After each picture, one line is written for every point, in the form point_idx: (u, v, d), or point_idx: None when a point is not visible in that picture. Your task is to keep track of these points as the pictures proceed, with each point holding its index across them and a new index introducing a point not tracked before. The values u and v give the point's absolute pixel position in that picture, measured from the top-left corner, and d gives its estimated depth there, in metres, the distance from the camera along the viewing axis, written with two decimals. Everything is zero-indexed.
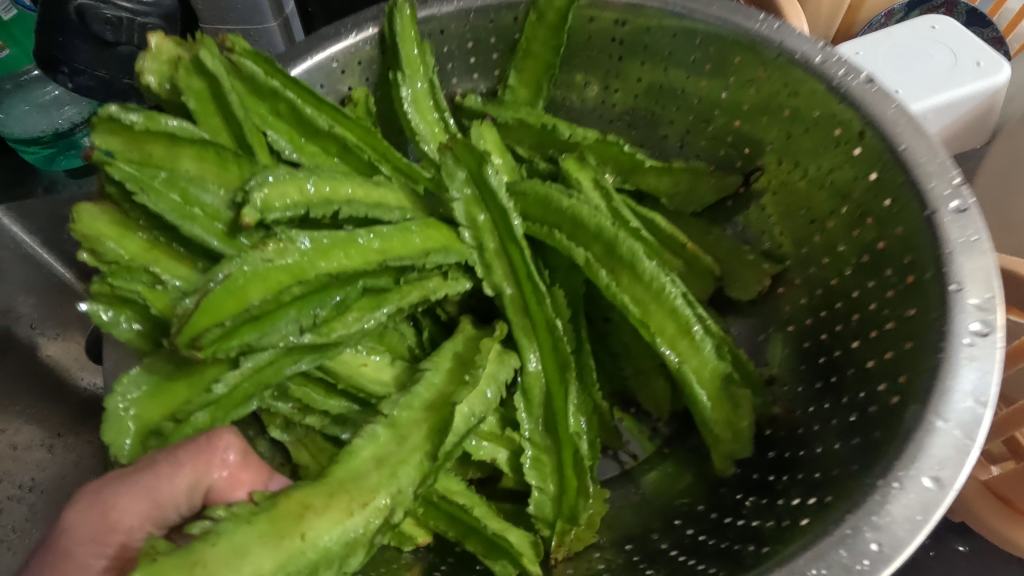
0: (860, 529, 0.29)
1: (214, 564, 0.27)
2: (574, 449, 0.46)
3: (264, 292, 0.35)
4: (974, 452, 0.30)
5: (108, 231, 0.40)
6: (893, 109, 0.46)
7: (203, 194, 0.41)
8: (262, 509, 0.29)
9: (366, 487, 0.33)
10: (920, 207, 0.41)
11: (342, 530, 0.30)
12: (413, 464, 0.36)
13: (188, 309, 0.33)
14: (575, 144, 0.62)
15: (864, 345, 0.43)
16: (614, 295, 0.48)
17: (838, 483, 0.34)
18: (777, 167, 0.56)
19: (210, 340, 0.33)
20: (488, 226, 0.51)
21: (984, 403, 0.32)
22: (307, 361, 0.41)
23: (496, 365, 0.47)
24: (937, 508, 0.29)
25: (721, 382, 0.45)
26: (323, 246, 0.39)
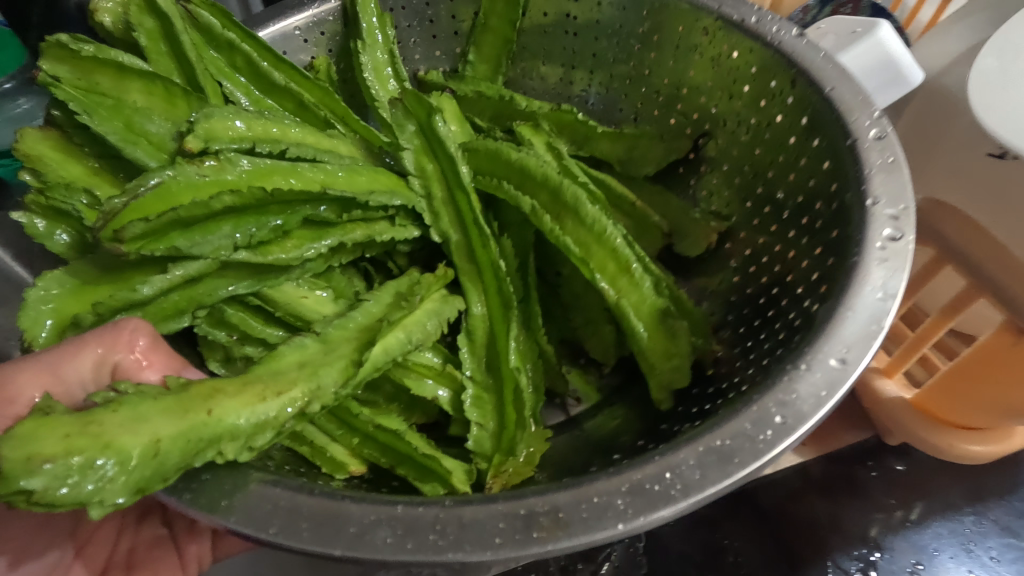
0: (766, 405, 0.29)
1: (111, 424, 0.26)
2: (514, 384, 0.45)
3: (194, 198, 0.36)
4: (880, 337, 0.31)
5: (50, 153, 0.41)
6: (820, 58, 0.48)
7: (148, 123, 0.42)
8: (171, 392, 0.29)
9: (283, 380, 0.33)
10: (844, 138, 0.43)
11: (253, 414, 0.30)
12: (337, 369, 0.35)
13: (114, 207, 0.34)
14: (530, 114, 0.64)
15: (797, 275, 0.44)
16: (559, 239, 0.49)
17: (758, 382, 0.34)
18: (723, 129, 0.58)
19: (135, 235, 0.34)
20: (436, 175, 0.52)
21: (891, 296, 0.33)
22: (243, 284, 0.41)
23: (437, 303, 0.47)
24: (842, 385, 0.30)
25: (659, 316, 0.46)
26: (262, 168, 0.40)
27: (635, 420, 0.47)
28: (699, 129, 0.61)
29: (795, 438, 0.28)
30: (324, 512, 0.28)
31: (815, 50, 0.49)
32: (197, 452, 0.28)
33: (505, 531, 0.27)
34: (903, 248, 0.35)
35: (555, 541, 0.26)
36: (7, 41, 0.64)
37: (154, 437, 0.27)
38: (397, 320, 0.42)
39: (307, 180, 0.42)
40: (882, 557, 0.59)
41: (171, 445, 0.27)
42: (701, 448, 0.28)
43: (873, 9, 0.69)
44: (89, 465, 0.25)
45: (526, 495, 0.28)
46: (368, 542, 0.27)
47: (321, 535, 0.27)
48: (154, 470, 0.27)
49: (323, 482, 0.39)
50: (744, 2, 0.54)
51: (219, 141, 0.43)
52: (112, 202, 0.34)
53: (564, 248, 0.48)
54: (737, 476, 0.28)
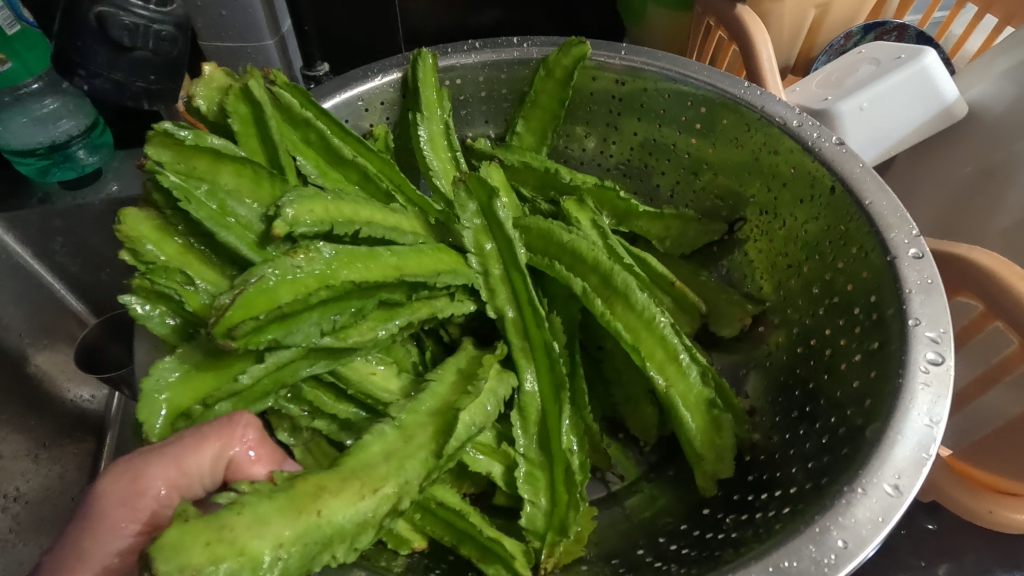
0: (827, 527, 0.32)
1: (240, 529, 0.29)
2: (566, 464, 0.48)
3: (294, 293, 0.39)
4: (928, 466, 0.34)
5: (148, 234, 0.43)
6: (859, 168, 0.52)
7: (238, 206, 0.46)
8: (280, 488, 0.31)
9: (376, 475, 0.35)
10: (883, 254, 0.46)
11: (356, 513, 0.33)
12: (419, 458, 0.38)
13: (223, 304, 0.37)
14: (574, 188, 0.66)
15: (836, 376, 0.48)
16: (610, 323, 0.52)
17: (810, 494, 0.37)
18: (759, 217, 0.62)
19: (244, 332, 0.37)
20: (494, 254, 0.54)
21: (936, 423, 0.36)
22: (321, 365, 0.43)
23: (497, 382, 0.49)
24: (896, 512, 0.32)
25: (703, 405, 0.49)
26: (346, 255, 0.42)
27: (677, 500, 0.50)
28: (735, 213, 0.65)
29: (856, 563, 0.31)
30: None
31: (853, 159, 0.53)
32: (313, 554, 0.31)
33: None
34: (945, 375, 0.38)
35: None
36: (37, 44, 0.65)
37: (279, 543, 0.29)
38: (464, 404, 0.45)
39: (384, 267, 0.45)
40: None
41: (291, 548, 0.30)
42: (770, 571, 0.31)
43: (918, 38, 0.73)
44: (224, 571, 0.28)
45: None
46: None
47: None
48: (278, 572, 0.29)
49: (386, 562, 0.42)
50: (786, 104, 0.58)
51: (299, 222, 0.45)
52: (221, 301, 0.37)
53: (615, 333, 0.51)
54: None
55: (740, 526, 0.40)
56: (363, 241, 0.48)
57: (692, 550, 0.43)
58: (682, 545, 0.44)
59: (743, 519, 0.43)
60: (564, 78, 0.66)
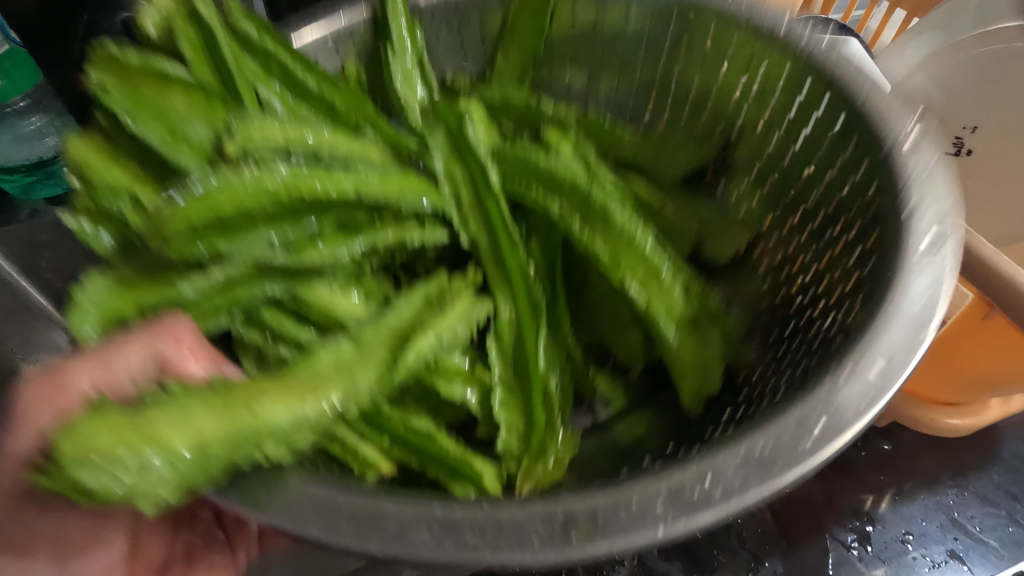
0: (814, 408, 0.30)
1: (164, 425, 0.29)
2: (541, 387, 0.46)
3: (233, 203, 0.39)
4: (927, 333, 0.31)
5: (95, 158, 0.42)
6: (853, 67, 0.48)
7: (190, 127, 0.44)
8: (216, 390, 0.31)
9: (320, 380, 0.34)
10: (879, 149, 0.43)
11: (302, 415, 0.32)
12: (375, 370, 0.37)
13: (172, 205, 0.38)
14: (558, 118, 0.62)
15: (834, 284, 0.45)
16: (589, 247, 0.49)
17: (797, 385, 0.34)
18: (749, 138, 0.58)
19: (175, 232, 0.38)
20: (464, 181, 0.51)
21: (939, 297, 0.32)
22: (279, 285, 0.43)
23: (470, 306, 0.46)
24: (891, 384, 0.30)
25: (682, 323, 0.47)
26: (299, 175, 0.41)
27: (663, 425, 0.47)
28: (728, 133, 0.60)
29: (840, 441, 0.29)
30: (362, 508, 0.28)
31: (840, 60, 0.49)
32: (243, 451, 0.29)
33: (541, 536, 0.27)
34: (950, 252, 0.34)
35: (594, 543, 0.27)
36: (24, 62, 0.61)
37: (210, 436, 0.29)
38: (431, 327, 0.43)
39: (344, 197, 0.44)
40: (875, 530, 0.64)
41: (216, 440, 0.29)
42: (749, 452, 0.28)
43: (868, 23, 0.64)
44: (147, 455, 0.28)
45: (566, 499, 0.28)
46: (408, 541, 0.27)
47: (359, 533, 0.27)
48: (201, 463, 0.28)
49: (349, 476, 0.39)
50: (777, 11, 0.53)
51: (253, 147, 0.43)
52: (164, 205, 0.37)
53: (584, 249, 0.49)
54: (784, 478, 0.28)
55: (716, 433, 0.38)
56: (322, 163, 0.46)
57: None
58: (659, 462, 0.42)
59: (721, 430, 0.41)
60: (541, 5, 0.62)
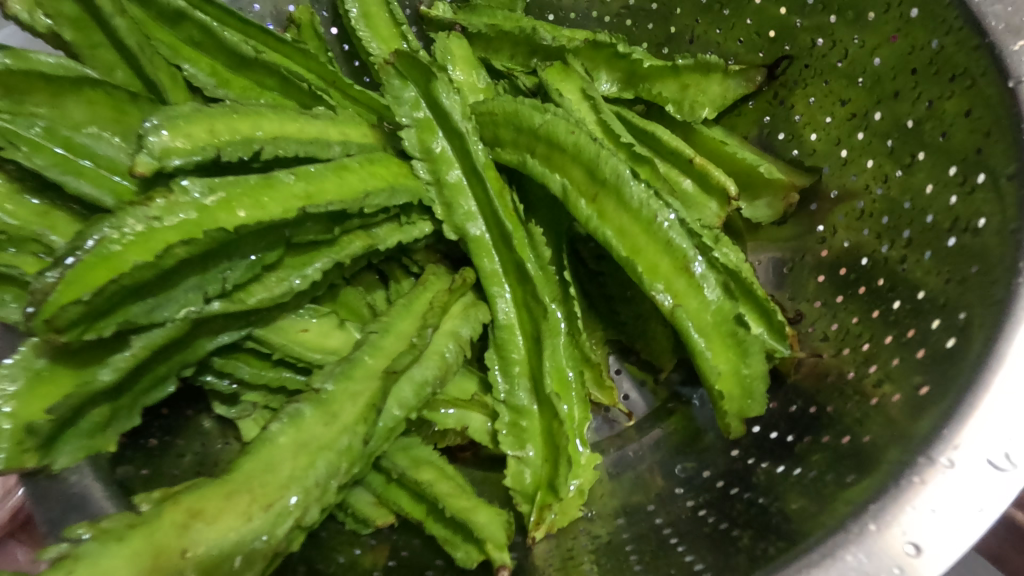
0: None
1: None
2: (551, 413, 0.39)
3: (141, 258, 0.27)
4: None
5: None
6: None
7: (95, 146, 0.35)
8: (142, 519, 0.25)
9: (276, 483, 0.27)
10: (975, 37, 0.31)
11: (238, 535, 0.26)
12: (338, 449, 0.29)
13: (45, 285, 0.26)
14: (559, 50, 0.51)
15: (906, 275, 0.34)
16: (597, 230, 0.39)
17: (949, 364, 0.26)
18: (813, 52, 0.44)
19: (72, 321, 0.26)
20: (446, 156, 0.43)
21: None
22: (229, 333, 0.34)
23: (455, 316, 0.40)
24: None
25: (724, 327, 0.36)
26: (221, 193, 0.30)
27: (706, 438, 0.40)
28: (793, 27, 0.45)
29: None
30: None
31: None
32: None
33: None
34: None
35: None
36: None
37: None
38: (417, 372, 0.35)
39: (377, 354, 0.34)
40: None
41: None
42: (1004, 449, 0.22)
43: None
44: None
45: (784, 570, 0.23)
46: None
47: None
48: None
49: None
50: None
51: (166, 159, 0.34)
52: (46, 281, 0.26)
53: (625, 262, 0.38)
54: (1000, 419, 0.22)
55: (792, 491, 0.31)
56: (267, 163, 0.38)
57: (710, 516, 0.34)
58: (721, 518, 0.34)
59: (791, 478, 0.33)
60: None
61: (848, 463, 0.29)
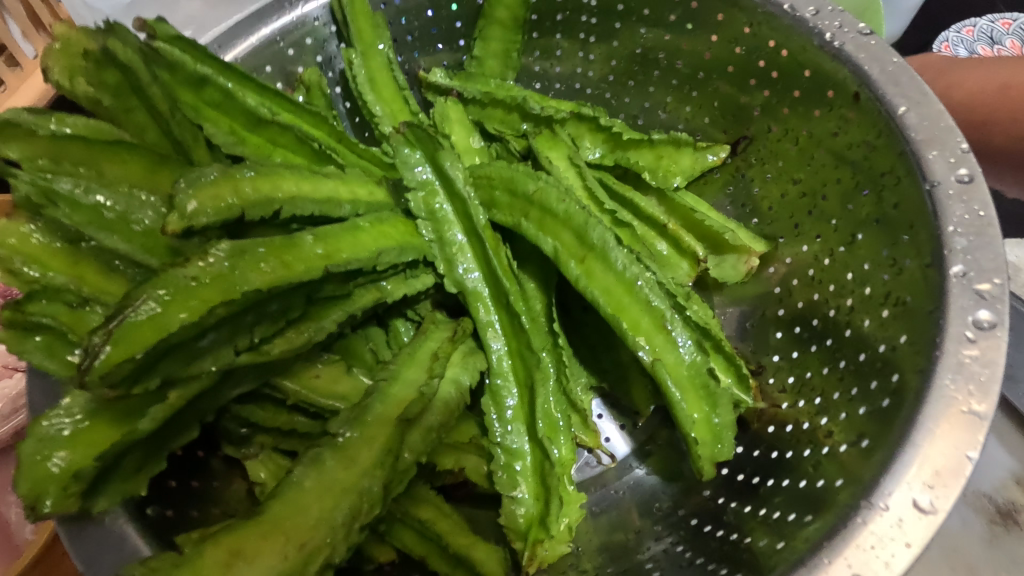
0: (964, 401, 0.28)
1: None
2: (543, 456, 0.42)
3: (185, 316, 0.30)
4: (986, 370, 0.29)
5: (24, 248, 0.36)
6: (893, 65, 0.40)
7: (123, 202, 0.37)
8: (187, 558, 0.27)
9: (305, 525, 0.30)
10: (900, 143, 0.38)
11: (275, 573, 0.28)
12: (360, 493, 0.32)
13: (97, 343, 0.29)
14: (547, 119, 0.56)
15: (853, 338, 0.40)
16: (586, 289, 0.44)
17: (887, 421, 0.31)
18: (768, 137, 0.51)
19: (124, 376, 0.29)
20: (449, 217, 0.47)
21: (986, 406, 0.28)
22: (251, 381, 0.36)
23: (455, 365, 0.43)
24: (993, 389, 0.28)
25: (698, 380, 0.41)
26: (255, 255, 0.33)
27: (680, 478, 0.45)
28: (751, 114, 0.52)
29: (982, 440, 0.27)
30: None
31: (853, 19, 0.43)
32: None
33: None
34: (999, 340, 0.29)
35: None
36: None
37: None
38: (426, 418, 0.38)
39: (389, 403, 0.37)
40: None
41: None
42: (929, 492, 0.27)
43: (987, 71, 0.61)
44: None
45: None
46: None
47: None
48: None
49: None
50: None
51: (195, 215, 0.36)
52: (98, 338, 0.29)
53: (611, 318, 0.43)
54: (926, 467, 0.27)
55: (759, 529, 0.36)
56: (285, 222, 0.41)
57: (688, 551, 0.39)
58: (702, 554, 0.38)
59: (758, 516, 0.37)
60: None
61: (806, 504, 0.34)
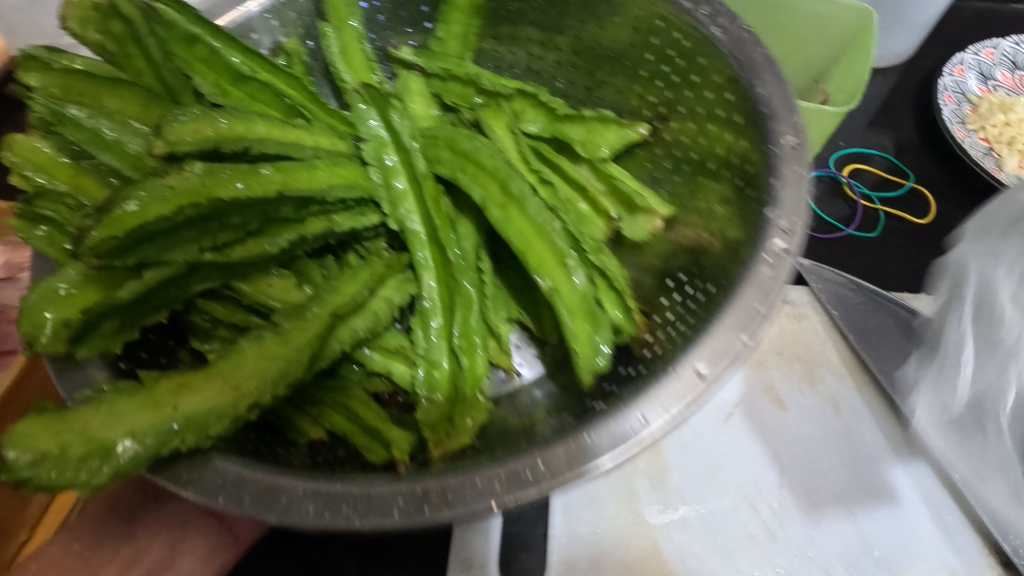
0: (755, 302, 0.37)
1: (94, 424, 0.31)
2: (456, 365, 0.51)
3: (160, 211, 0.38)
4: (775, 279, 0.38)
5: (34, 158, 0.44)
6: (761, 57, 0.50)
7: (118, 128, 0.45)
8: (144, 385, 0.34)
9: (240, 374, 0.37)
10: (761, 118, 0.48)
11: (216, 402, 0.35)
12: (293, 362, 0.39)
13: (89, 226, 0.37)
14: (494, 94, 0.65)
15: (713, 277, 0.50)
16: (503, 230, 0.52)
17: (703, 323, 0.40)
18: (677, 117, 0.59)
19: (109, 250, 0.37)
20: (396, 168, 0.55)
21: (768, 306, 0.37)
22: (213, 280, 0.45)
23: (389, 286, 0.52)
24: (777, 294, 0.37)
25: (586, 306, 0.49)
26: (219, 173, 0.41)
27: (573, 394, 0.53)
28: (665, 96, 0.60)
29: (760, 328, 0.36)
30: (263, 487, 0.33)
31: (737, 18, 0.52)
32: (164, 441, 0.33)
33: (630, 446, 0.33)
34: (788, 261, 0.38)
35: (443, 513, 0.32)
36: None
37: (103, 442, 0.31)
38: (355, 321, 0.47)
39: (324, 303, 0.45)
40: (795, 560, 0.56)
41: (146, 436, 0.32)
42: (712, 361, 0.35)
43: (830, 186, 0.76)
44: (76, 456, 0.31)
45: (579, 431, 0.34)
46: (296, 513, 0.32)
47: (259, 505, 0.33)
48: (128, 461, 0.31)
49: (284, 448, 0.45)
50: None
51: (177, 143, 0.45)
52: (90, 221, 0.37)
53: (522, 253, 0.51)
54: (716, 345, 0.36)
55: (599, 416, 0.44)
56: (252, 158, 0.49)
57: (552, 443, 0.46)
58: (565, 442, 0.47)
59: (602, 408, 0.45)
60: None
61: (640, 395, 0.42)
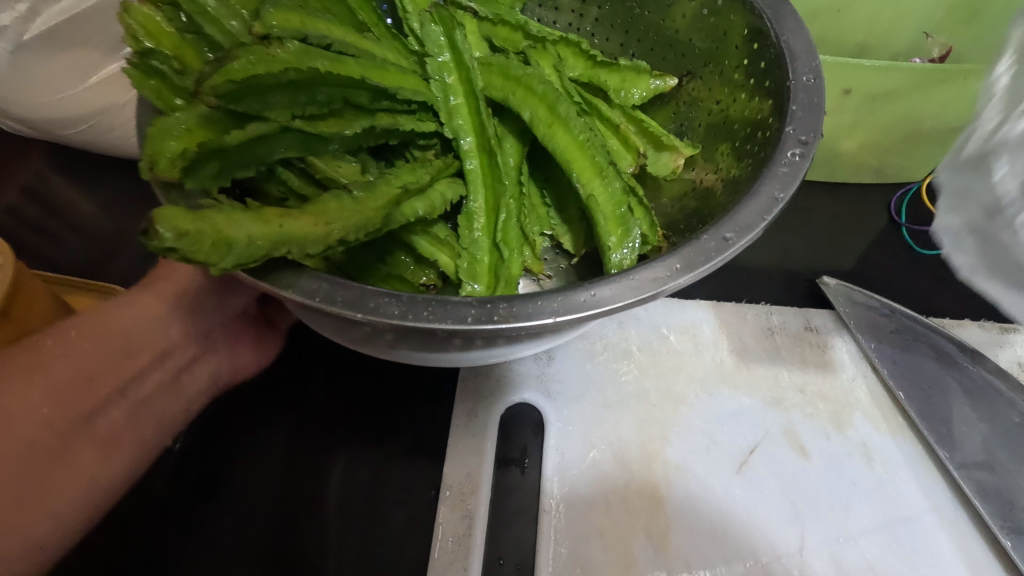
0: (772, 189, 0.43)
1: (220, 219, 0.37)
2: (497, 256, 0.57)
3: (267, 69, 0.43)
4: (788, 175, 0.44)
5: (147, 26, 0.49)
6: (785, 11, 0.56)
7: (222, 8, 0.50)
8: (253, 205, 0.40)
9: (329, 213, 0.42)
10: (779, 60, 0.54)
11: (311, 229, 0.40)
12: (370, 213, 0.45)
13: (209, 72, 0.42)
14: (540, 38, 0.70)
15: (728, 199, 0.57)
16: (549, 145, 0.58)
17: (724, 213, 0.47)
18: (704, 69, 0.66)
19: (222, 93, 0.42)
20: (455, 86, 0.61)
21: (783, 192, 0.43)
22: (293, 149, 0.50)
23: (442, 182, 0.58)
24: (792, 184, 0.44)
25: (618, 212, 0.56)
26: (314, 53, 0.47)
27: None
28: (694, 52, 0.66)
29: (777, 208, 0.43)
30: (353, 296, 0.39)
31: None
32: (274, 245, 0.38)
33: (659, 280, 0.39)
34: (802, 162, 0.45)
35: (508, 322, 0.38)
36: None
37: (228, 235, 0.37)
38: (415, 202, 0.53)
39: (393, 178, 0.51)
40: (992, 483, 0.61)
41: (259, 240, 0.38)
42: (734, 230, 0.41)
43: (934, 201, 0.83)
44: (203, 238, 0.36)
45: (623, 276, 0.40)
46: (381, 312, 0.38)
47: (350, 304, 0.38)
48: (248, 250, 0.37)
49: None
50: None
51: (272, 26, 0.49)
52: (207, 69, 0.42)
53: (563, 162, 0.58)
54: (738, 219, 0.42)
55: None
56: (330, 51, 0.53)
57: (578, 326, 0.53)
58: None
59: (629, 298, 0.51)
60: None
61: None
